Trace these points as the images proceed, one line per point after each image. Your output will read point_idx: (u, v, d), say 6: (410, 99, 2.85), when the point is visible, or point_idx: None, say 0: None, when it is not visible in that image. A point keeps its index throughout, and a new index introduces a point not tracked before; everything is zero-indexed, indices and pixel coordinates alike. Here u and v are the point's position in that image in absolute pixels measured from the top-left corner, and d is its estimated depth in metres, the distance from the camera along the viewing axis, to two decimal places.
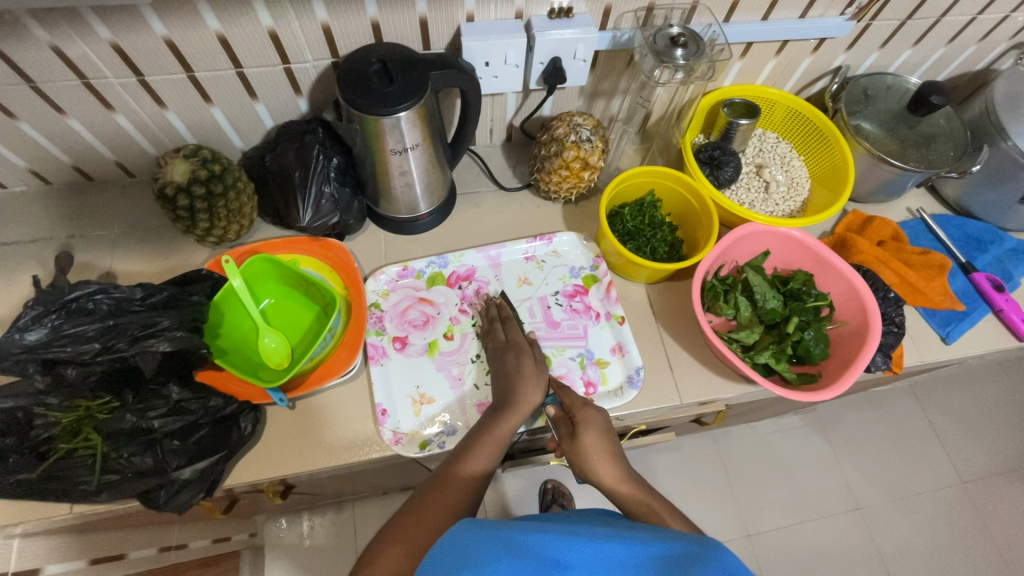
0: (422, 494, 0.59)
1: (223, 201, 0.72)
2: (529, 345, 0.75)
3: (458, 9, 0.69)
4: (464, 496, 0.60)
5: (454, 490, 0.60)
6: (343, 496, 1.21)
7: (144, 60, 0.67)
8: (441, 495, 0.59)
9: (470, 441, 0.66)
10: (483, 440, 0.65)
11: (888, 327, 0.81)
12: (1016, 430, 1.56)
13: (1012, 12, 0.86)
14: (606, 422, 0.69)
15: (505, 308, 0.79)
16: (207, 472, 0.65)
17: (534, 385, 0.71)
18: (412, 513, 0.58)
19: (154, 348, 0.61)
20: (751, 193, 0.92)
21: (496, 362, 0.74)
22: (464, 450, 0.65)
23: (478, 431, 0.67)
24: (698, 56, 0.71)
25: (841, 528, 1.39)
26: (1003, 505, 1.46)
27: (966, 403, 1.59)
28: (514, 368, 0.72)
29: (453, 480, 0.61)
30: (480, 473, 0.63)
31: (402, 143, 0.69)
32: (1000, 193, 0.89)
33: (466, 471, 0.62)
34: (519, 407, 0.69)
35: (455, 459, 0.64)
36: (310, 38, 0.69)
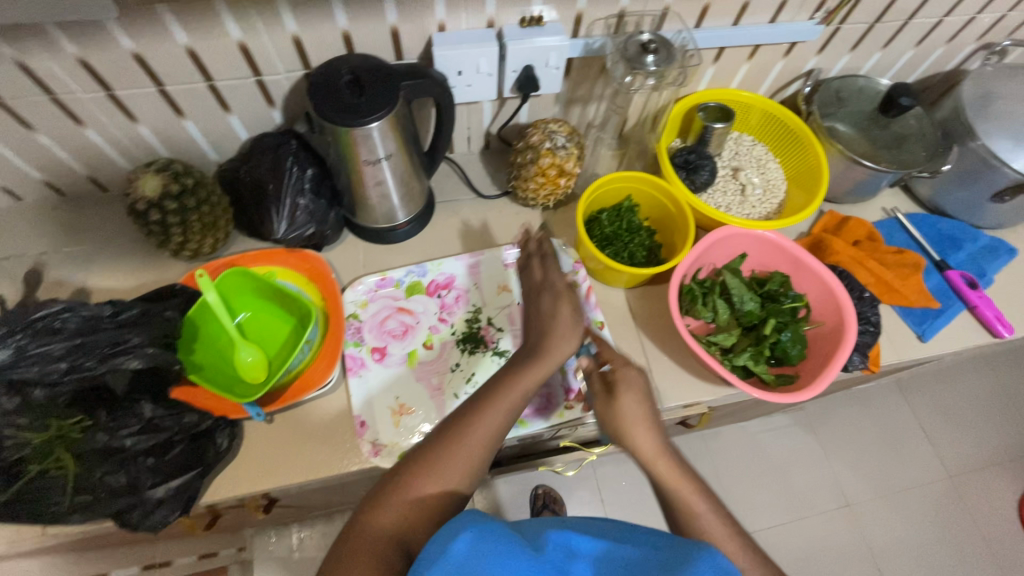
0: (435, 442, 0.53)
1: (197, 215, 0.72)
2: (568, 288, 0.66)
3: (428, 19, 0.69)
4: (480, 448, 0.54)
5: (468, 446, 0.53)
6: (332, 507, 1.19)
7: (112, 74, 0.66)
8: (456, 445, 0.53)
9: (489, 390, 0.57)
10: (505, 388, 0.57)
11: (864, 327, 0.82)
12: (1002, 422, 1.57)
13: (977, 14, 0.87)
14: (646, 382, 0.62)
15: (546, 244, 0.71)
16: (183, 490, 0.64)
17: (568, 334, 0.62)
18: (421, 464, 0.52)
19: (125, 365, 0.60)
20: (727, 196, 0.93)
21: (533, 303, 0.67)
22: (483, 396, 0.57)
23: (500, 380, 0.59)
24: (669, 62, 0.72)
25: (831, 525, 1.40)
26: (990, 497, 1.47)
27: (953, 397, 1.60)
28: (547, 312, 0.64)
29: (470, 429, 0.54)
30: (500, 424, 0.56)
31: (375, 153, 0.69)
32: (972, 192, 0.90)
33: (485, 419, 0.55)
34: (551, 357, 0.61)
35: (473, 404, 0.56)
36: (280, 50, 0.69)
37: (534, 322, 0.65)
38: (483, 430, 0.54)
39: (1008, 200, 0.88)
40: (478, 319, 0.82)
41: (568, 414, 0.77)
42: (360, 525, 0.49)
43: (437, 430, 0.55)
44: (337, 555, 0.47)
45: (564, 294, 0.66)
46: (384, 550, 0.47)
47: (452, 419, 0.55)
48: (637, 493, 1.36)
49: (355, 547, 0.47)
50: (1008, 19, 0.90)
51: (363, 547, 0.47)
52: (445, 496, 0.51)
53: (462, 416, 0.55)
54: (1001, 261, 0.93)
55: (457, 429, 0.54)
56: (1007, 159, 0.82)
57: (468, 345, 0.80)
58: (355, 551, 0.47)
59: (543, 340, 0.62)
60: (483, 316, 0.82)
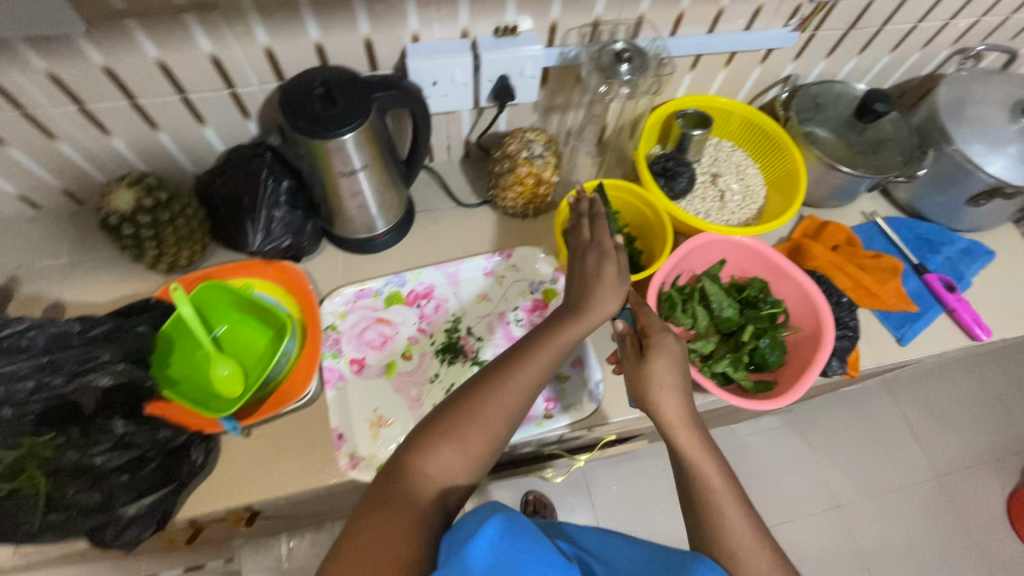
0: (478, 394, 0.57)
1: (171, 228, 0.71)
2: (615, 249, 0.66)
3: (402, 30, 0.69)
4: (522, 400, 0.58)
5: (507, 393, 0.57)
6: (321, 517, 1.17)
7: (84, 88, 0.66)
8: (500, 396, 0.57)
9: (534, 346, 0.60)
10: (549, 345, 0.60)
11: (843, 332, 0.82)
12: (989, 422, 1.58)
13: (951, 19, 0.88)
14: (677, 351, 0.64)
15: (596, 203, 0.71)
16: (156, 507, 0.64)
17: (611, 294, 0.63)
18: (465, 412, 0.56)
19: (94, 381, 0.60)
20: (706, 203, 0.93)
21: (579, 259, 0.67)
22: (527, 352, 0.60)
23: (538, 335, 0.62)
24: (642, 71, 0.73)
25: (821, 527, 1.40)
26: (977, 496, 1.48)
27: (941, 397, 1.60)
28: (593, 270, 0.65)
29: (513, 381, 0.58)
30: (539, 378, 0.59)
31: (350, 164, 0.68)
32: (949, 196, 0.91)
33: (528, 372, 0.59)
34: (595, 317, 0.62)
35: (516, 359, 0.60)
36: (253, 62, 0.68)
37: (579, 278, 0.66)
38: (525, 383, 0.58)
39: (983, 204, 0.88)
40: (458, 328, 0.82)
41: (547, 423, 0.77)
42: (403, 472, 0.53)
43: (481, 382, 0.58)
44: (378, 499, 0.51)
45: (609, 252, 0.66)
46: (426, 493, 0.52)
47: (496, 370, 0.59)
48: (626, 498, 1.36)
49: (399, 490, 0.51)
50: (982, 24, 0.91)
51: (408, 490, 0.51)
52: (487, 443, 0.56)
53: (504, 365, 0.59)
54: (979, 264, 0.94)
55: (501, 381, 0.58)
56: (982, 163, 0.83)
57: (447, 355, 0.79)
58: (398, 494, 0.51)
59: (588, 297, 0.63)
60: (462, 325, 0.82)
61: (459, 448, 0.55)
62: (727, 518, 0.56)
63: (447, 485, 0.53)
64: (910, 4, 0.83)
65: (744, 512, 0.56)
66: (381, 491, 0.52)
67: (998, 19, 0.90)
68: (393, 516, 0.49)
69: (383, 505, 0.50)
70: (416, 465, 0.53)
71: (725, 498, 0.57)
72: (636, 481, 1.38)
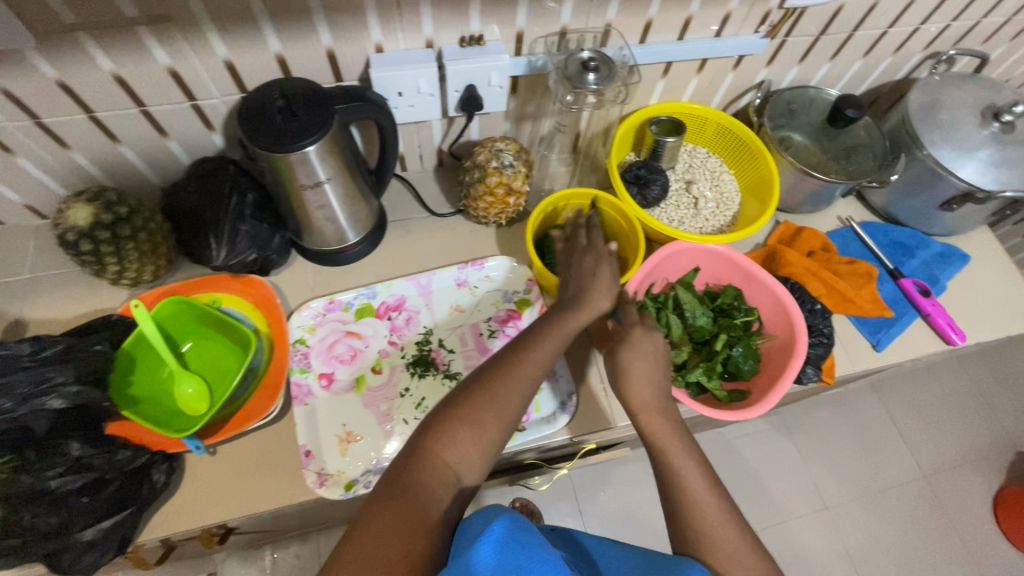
0: (489, 379, 0.56)
1: (133, 243, 0.69)
2: (610, 254, 0.71)
3: (365, 41, 0.68)
4: (533, 383, 0.58)
5: (517, 382, 0.57)
6: (305, 527, 1.13)
7: (38, 102, 0.64)
8: (512, 381, 0.57)
9: (537, 333, 0.62)
10: (552, 332, 0.62)
11: (817, 339, 0.82)
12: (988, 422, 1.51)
13: (921, 24, 0.88)
14: (653, 347, 0.66)
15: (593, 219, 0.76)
16: (115, 530, 0.63)
17: (607, 291, 0.67)
18: (478, 397, 0.55)
19: (47, 405, 0.60)
20: (680, 210, 0.93)
21: (575, 261, 0.71)
22: (535, 338, 0.61)
23: (541, 326, 0.63)
24: (609, 80, 0.72)
25: (807, 532, 1.35)
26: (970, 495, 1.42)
27: (934, 397, 1.53)
28: (591, 270, 0.68)
29: (524, 365, 0.58)
30: (546, 363, 0.60)
31: (314, 177, 0.67)
32: (923, 200, 0.91)
33: (536, 358, 0.59)
34: (591, 311, 0.65)
35: (524, 344, 0.60)
36: (213, 74, 0.67)
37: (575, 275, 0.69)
38: (534, 369, 0.58)
39: (956, 208, 0.88)
40: (429, 341, 0.81)
41: (519, 436, 0.75)
42: (412, 462, 0.51)
43: (492, 367, 0.58)
44: (387, 494, 0.49)
45: (602, 254, 0.71)
46: (439, 481, 0.50)
47: (506, 355, 0.59)
48: (612, 505, 1.34)
49: (411, 481, 0.49)
50: (953, 28, 0.91)
51: (419, 479, 0.50)
52: (501, 429, 0.55)
53: (513, 355, 0.59)
54: (954, 268, 0.94)
55: (511, 365, 0.58)
56: (953, 168, 0.83)
57: (418, 368, 0.78)
58: (408, 484, 0.49)
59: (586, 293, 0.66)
60: (434, 337, 0.81)
61: (474, 433, 0.53)
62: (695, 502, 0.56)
63: (461, 473, 0.52)
64: (879, 9, 0.83)
65: (717, 494, 0.57)
66: (390, 483, 0.50)
67: (968, 24, 0.90)
68: (405, 508, 0.47)
69: (394, 498, 0.48)
70: (429, 453, 0.52)
71: (695, 479, 0.58)
72: (621, 488, 1.36)
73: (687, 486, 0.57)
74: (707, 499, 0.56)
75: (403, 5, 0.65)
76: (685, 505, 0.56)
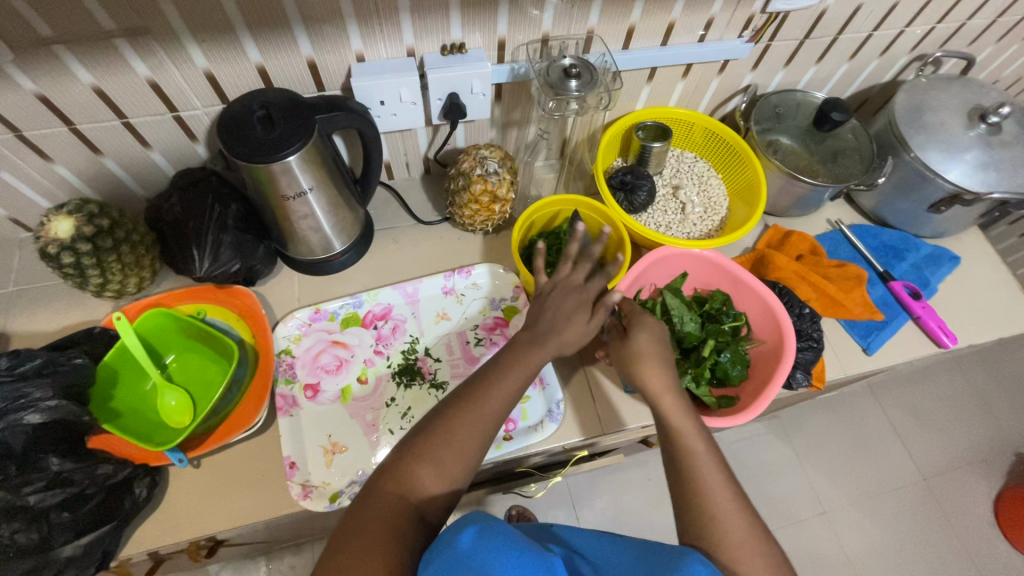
0: (450, 415, 0.55)
1: (115, 256, 0.69)
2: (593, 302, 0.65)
3: (346, 50, 0.68)
4: (496, 419, 0.56)
5: (481, 414, 0.55)
6: (299, 538, 1.11)
7: (17, 115, 0.64)
8: (473, 416, 0.55)
9: (505, 369, 0.59)
10: (517, 367, 0.59)
11: (806, 344, 0.81)
12: (986, 424, 1.50)
13: (906, 27, 0.88)
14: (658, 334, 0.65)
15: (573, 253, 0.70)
16: (94, 546, 0.62)
17: (578, 334, 0.63)
18: (439, 435, 0.53)
19: (24, 420, 0.58)
20: (667, 216, 0.93)
21: (555, 297, 0.65)
22: (500, 370, 0.59)
23: (508, 353, 0.60)
24: (592, 86, 0.72)
25: (808, 536, 1.33)
26: (970, 497, 1.41)
27: (932, 399, 1.53)
28: (570, 315, 0.64)
29: (487, 400, 0.56)
30: (512, 395, 0.58)
31: (297, 186, 0.66)
32: (912, 202, 0.90)
33: (499, 391, 0.57)
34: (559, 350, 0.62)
35: (491, 377, 0.58)
36: (194, 86, 0.67)
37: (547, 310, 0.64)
38: (497, 404, 0.56)
39: (944, 210, 0.88)
40: (415, 350, 0.80)
41: (506, 445, 0.74)
42: (371, 505, 0.50)
43: (453, 402, 0.56)
44: (345, 536, 0.48)
45: (586, 301, 0.65)
46: (396, 526, 0.49)
47: (468, 388, 0.57)
48: (608, 512, 1.32)
49: (368, 527, 0.48)
50: (938, 30, 0.91)
51: (376, 525, 0.48)
52: (463, 464, 0.53)
53: (475, 387, 0.57)
54: (944, 270, 0.93)
55: (474, 398, 0.56)
56: (940, 170, 0.83)
57: (404, 377, 0.78)
58: (365, 531, 0.48)
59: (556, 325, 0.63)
60: (420, 346, 0.81)
61: (435, 473, 0.52)
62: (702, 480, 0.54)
63: (422, 514, 0.50)
64: (863, 12, 0.83)
65: (724, 475, 0.55)
66: (349, 527, 0.48)
67: (954, 26, 0.90)
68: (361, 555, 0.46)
69: (351, 544, 0.47)
70: (388, 495, 0.50)
71: (705, 461, 0.56)
72: (617, 495, 1.34)
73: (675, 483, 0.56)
74: (716, 477, 0.54)
75: (382, 14, 0.65)
76: (692, 482, 0.54)
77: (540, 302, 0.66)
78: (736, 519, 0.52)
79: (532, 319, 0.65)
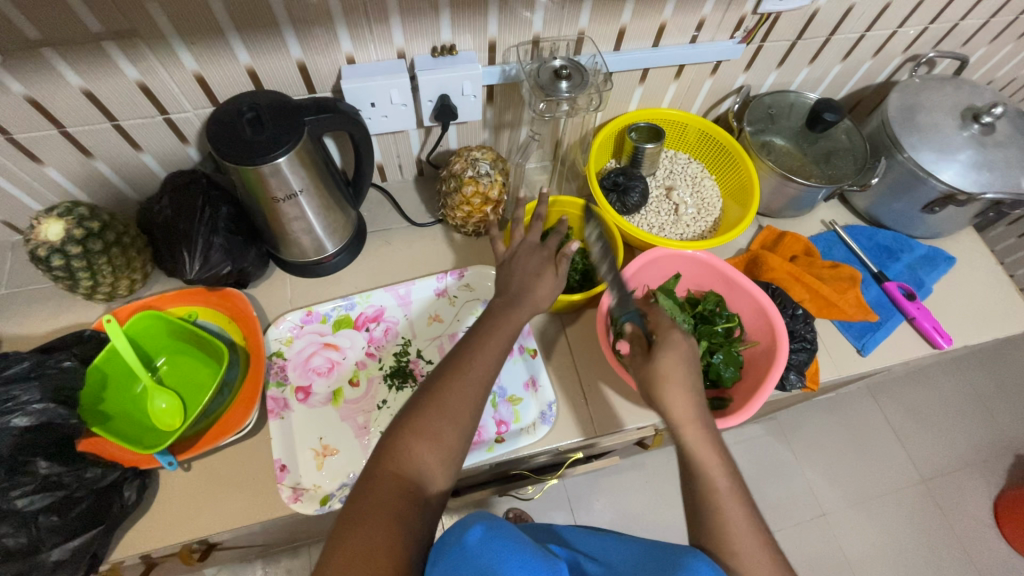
0: (437, 390, 0.55)
1: (105, 258, 0.69)
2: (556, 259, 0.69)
3: (336, 52, 0.68)
4: (484, 385, 0.57)
5: (468, 384, 0.56)
6: (295, 542, 1.11)
7: (7, 118, 0.64)
8: (460, 388, 0.55)
9: (482, 336, 0.60)
10: (494, 335, 0.60)
11: (800, 345, 0.81)
12: (986, 425, 1.49)
13: (899, 27, 0.88)
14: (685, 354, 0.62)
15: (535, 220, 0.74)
16: (83, 551, 0.62)
17: None
18: (430, 407, 0.54)
19: (12, 423, 0.59)
20: (661, 217, 0.93)
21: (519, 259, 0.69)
22: (479, 341, 0.60)
23: (486, 319, 0.62)
24: (582, 87, 0.72)
25: (807, 538, 1.32)
26: (969, 499, 1.40)
27: (932, 400, 1.52)
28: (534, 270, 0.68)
29: (471, 370, 0.57)
30: (495, 364, 0.59)
31: (287, 188, 0.66)
32: (906, 203, 0.90)
33: (480, 361, 0.58)
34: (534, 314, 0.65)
35: (472, 345, 0.59)
36: (184, 88, 0.67)
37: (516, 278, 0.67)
38: (481, 373, 0.57)
39: (938, 210, 0.88)
40: (407, 351, 0.80)
41: (498, 447, 0.74)
42: (370, 483, 0.50)
43: (439, 377, 0.56)
44: (353, 519, 0.47)
45: (550, 258, 0.69)
46: (401, 498, 0.48)
47: (451, 362, 0.58)
48: (606, 515, 1.32)
49: (372, 503, 0.48)
50: (932, 31, 0.91)
51: (380, 500, 0.48)
52: (459, 435, 0.54)
53: (459, 356, 0.58)
54: (939, 271, 0.93)
55: (458, 370, 0.57)
56: (934, 171, 0.82)
57: (396, 379, 0.78)
58: (370, 506, 0.47)
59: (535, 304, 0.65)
60: (412, 348, 0.81)
61: (432, 445, 0.52)
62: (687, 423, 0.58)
63: (424, 487, 0.50)
64: (855, 12, 0.83)
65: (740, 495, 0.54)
66: (354, 510, 0.48)
67: (947, 26, 0.90)
68: (374, 529, 0.45)
69: (361, 524, 0.46)
70: (387, 470, 0.50)
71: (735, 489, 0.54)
72: (615, 498, 1.34)
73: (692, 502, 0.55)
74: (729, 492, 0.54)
75: (371, 16, 0.65)
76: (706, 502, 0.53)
77: (507, 268, 0.69)
78: (732, 510, 0.53)
79: (501, 286, 0.67)
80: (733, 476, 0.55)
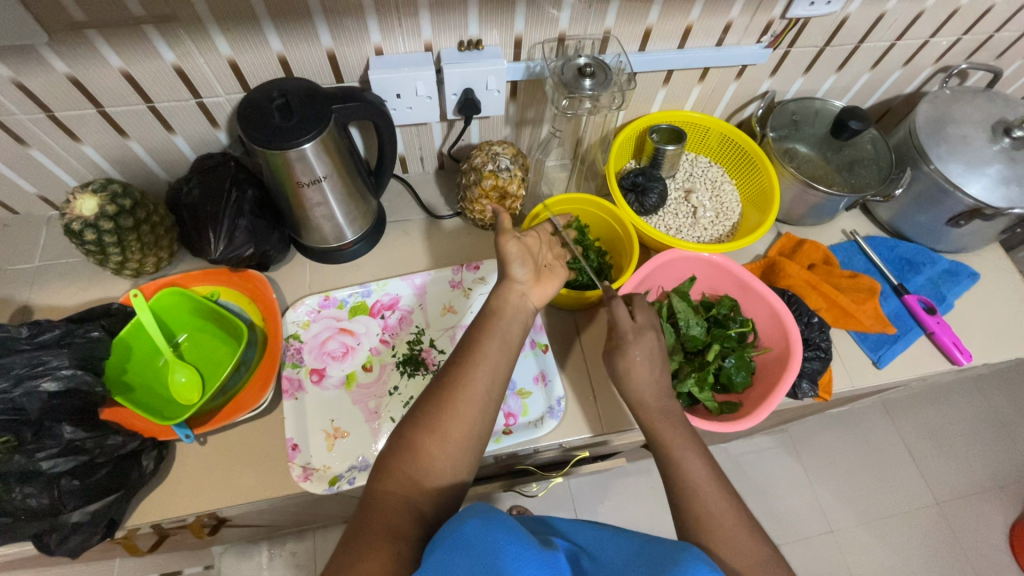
0: (430, 408, 0.55)
1: (136, 234, 0.71)
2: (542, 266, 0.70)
3: (365, 44, 0.70)
4: (487, 394, 0.57)
5: (472, 395, 0.56)
6: (303, 524, 1.13)
7: (50, 96, 0.67)
8: (460, 407, 0.55)
9: (483, 348, 0.60)
10: (493, 340, 0.60)
11: (813, 353, 0.80)
12: (1007, 451, 1.45)
13: (931, 37, 0.86)
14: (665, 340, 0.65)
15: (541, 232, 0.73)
16: (101, 514, 0.64)
17: None
18: (420, 429, 0.54)
19: (40, 387, 0.62)
20: (678, 219, 0.94)
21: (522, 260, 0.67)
22: (476, 355, 0.59)
23: (485, 322, 0.63)
24: (605, 86, 0.72)
25: None
26: (985, 525, 1.36)
27: (951, 421, 1.48)
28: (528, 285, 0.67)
29: (470, 385, 0.56)
30: (494, 377, 0.58)
31: (312, 174, 0.67)
32: (930, 216, 0.89)
33: (480, 377, 0.57)
34: (530, 320, 0.65)
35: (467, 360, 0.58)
36: (218, 73, 0.69)
37: (516, 247, 0.68)
38: (480, 386, 0.57)
39: (963, 225, 0.86)
40: (420, 340, 0.82)
41: (505, 439, 0.74)
42: (370, 504, 0.50)
43: (432, 397, 0.56)
44: (356, 532, 0.48)
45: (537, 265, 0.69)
46: (399, 512, 0.50)
47: (446, 379, 0.57)
48: (610, 519, 1.31)
49: (370, 522, 0.48)
50: (964, 43, 0.89)
51: (379, 519, 0.49)
52: (455, 450, 0.54)
53: (455, 373, 0.58)
54: (962, 286, 0.92)
55: (457, 387, 0.56)
56: (960, 184, 0.81)
57: (408, 367, 0.79)
58: (369, 523, 0.48)
59: (531, 297, 0.67)
60: (425, 337, 0.82)
61: (428, 466, 0.53)
62: (647, 403, 0.62)
63: (420, 502, 0.51)
64: (886, 21, 0.82)
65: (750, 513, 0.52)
66: (354, 527, 0.49)
67: (981, 38, 0.89)
68: (367, 540, 0.47)
69: (359, 537, 0.47)
70: (386, 491, 0.51)
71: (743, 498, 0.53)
72: (619, 501, 1.33)
73: (700, 504, 0.55)
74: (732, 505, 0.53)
75: (402, 9, 0.66)
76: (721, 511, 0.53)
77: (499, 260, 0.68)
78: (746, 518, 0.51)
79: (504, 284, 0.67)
80: (707, 455, 0.58)
